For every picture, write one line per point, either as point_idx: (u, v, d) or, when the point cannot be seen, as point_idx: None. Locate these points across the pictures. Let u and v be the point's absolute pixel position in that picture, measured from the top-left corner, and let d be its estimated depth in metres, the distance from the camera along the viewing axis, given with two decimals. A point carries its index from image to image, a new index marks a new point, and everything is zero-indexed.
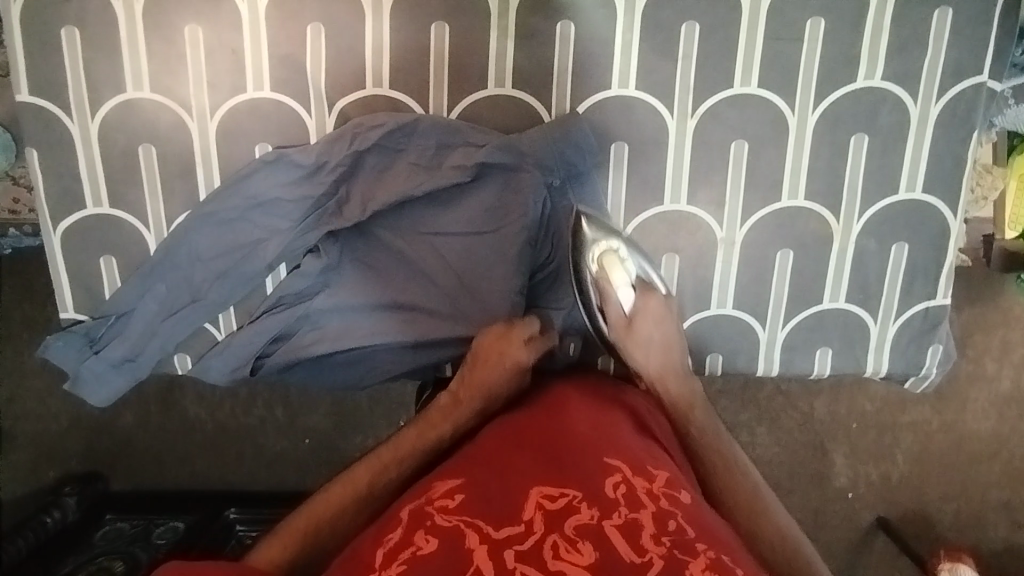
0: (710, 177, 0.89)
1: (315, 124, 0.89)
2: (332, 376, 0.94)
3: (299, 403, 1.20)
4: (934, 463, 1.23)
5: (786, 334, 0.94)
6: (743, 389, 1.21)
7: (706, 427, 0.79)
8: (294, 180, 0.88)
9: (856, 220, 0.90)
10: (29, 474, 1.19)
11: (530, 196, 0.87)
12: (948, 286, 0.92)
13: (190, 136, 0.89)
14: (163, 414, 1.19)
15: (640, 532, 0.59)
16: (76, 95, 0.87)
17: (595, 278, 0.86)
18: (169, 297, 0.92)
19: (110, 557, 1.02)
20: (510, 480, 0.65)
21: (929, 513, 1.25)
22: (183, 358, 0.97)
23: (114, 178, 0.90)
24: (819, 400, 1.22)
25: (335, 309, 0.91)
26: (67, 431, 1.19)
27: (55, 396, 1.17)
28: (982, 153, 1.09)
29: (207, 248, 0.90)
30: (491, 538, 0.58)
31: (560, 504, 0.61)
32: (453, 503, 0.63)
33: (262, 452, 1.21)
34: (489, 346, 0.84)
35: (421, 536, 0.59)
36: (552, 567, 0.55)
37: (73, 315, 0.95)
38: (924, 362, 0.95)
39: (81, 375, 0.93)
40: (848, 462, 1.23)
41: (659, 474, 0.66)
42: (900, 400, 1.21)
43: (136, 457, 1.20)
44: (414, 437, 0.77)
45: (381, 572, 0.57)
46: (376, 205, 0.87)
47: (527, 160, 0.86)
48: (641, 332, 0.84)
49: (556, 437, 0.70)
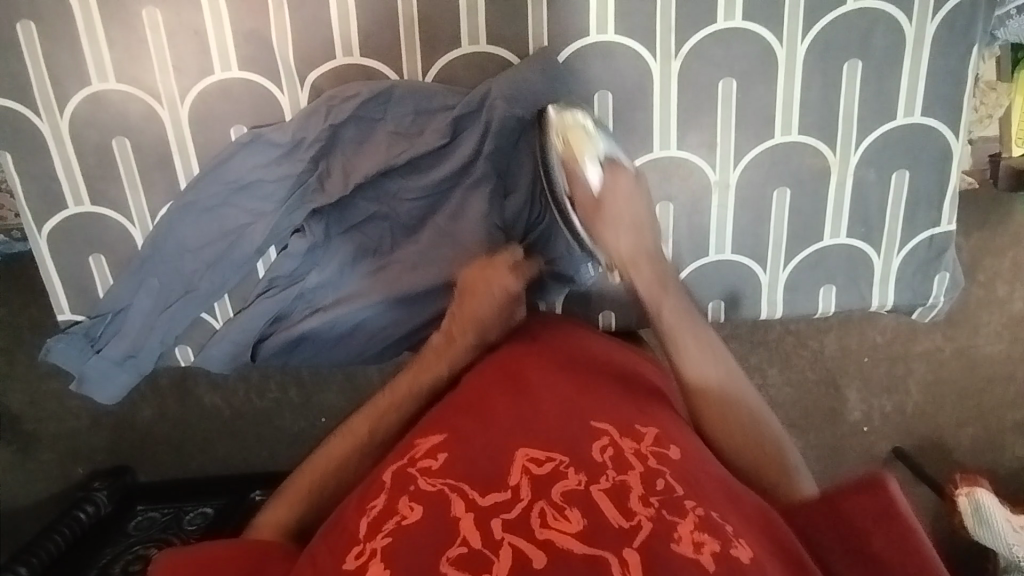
0: (700, 119, 0.86)
1: (288, 100, 0.87)
2: (332, 355, 0.93)
3: (310, 380, 1.20)
4: (947, 387, 1.22)
5: (788, 275, 0.92)
6: (751, 331, 1.19)
7: (676, 316, 0.77)
8: (272, 160, 0.86)
9: (853, 151, 0.87)
10: (54, 473, 1.22)
11: (496, 134, 0.83)
12: (953, 212, 0.89)
13: (163, 125, 0.87)
14: (174, 406, 1.20)
15: (628, 495, 0.60)
16: (42, 93, 0.85)
17: (562, 158, 0.82)
18: (162, 290, 0.91)
19: (145, 545, 1.09)
20: (495, 440, 0.66)
21: (944, 439, 1.25)
22: (184, 350, 0.97)
23: (91, 175, 0.89)
24: (829, 335, 1.20)
25: (330, 283, 0.90)
26: (85, 432, 1.20)
27: (66, 398, 1.18)
28: (985, 68, 1.04)
29: (194, 235, 0.89)
30: (477, 506, 0.59)
31: (547, 468, 0.62)
32: (435, 464, 0.64)
33: (277, 430, 1.22)
34: (474, 277, 0.82)
35: (407, 504, 0.61)
36: (539, 535, 0.56)
37: (71, 316, 0.95)
38: (930, 292, 0.93)
39: (86, 374, 0.93)
40: (860, 393, 1.22)
41: (647, 431, 0.67)
42: (910, 329, 1.20)
43: (158, 448, 1.22)
44: (409, 381, 0.78)
45: (366, 545, 0.58)
46: (358, 176, 0.85)
47: (501, 111, 0.82)
48: (611, 211, 0.80)
49: (539, 393, 0.71)
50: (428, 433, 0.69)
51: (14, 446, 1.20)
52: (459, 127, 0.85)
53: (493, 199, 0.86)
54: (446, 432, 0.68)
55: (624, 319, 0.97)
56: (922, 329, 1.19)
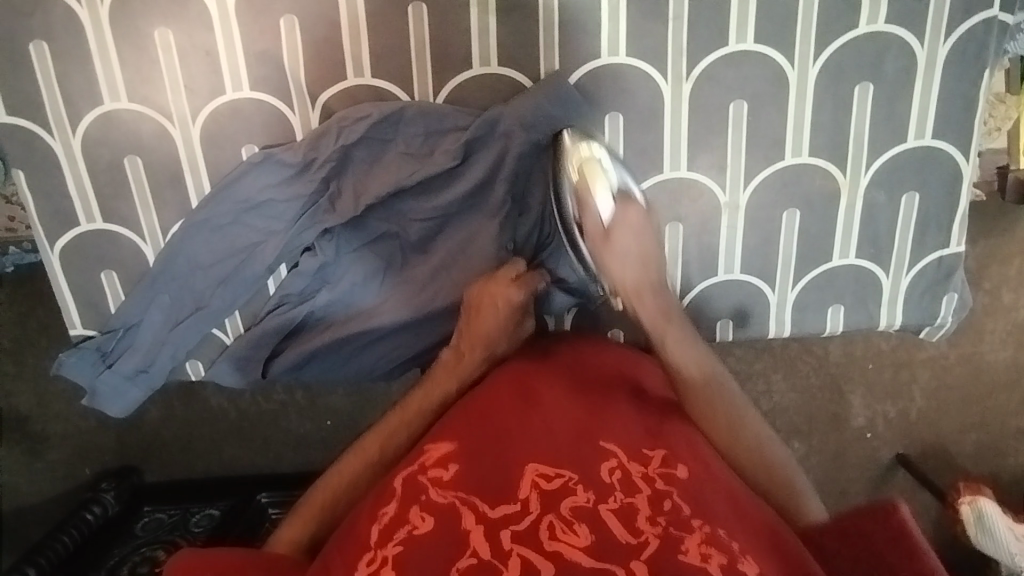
0: (710, 140, 0.86)
1: (300, 120, 0.87)
2: (341, 372, 0.94)
3: (317, 386, 1.21)
4: (951, 398, 1.23)
5: (797, 295, 0.92)
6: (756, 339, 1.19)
7: (679, 345, 0.78)
8: (284, 181, 0.86)
9: (864, 172, 0.87)
10: (66, 480, 1.23)
11: (514, 159, 0.84)
12: (963, 232, 0.89)
13: (175, 144, 0.87)
14: (184, 415, 1.21)
15: (635, 515, 0.61)
16: (54, 111, 0.85)
17: (574, 189, 0.81)
18: (173, 307, 0.92)
19: (152, 546, 1.11)
20: (504, 457, 0.67)
21: (947, 448, 1.25)
22: (195, 364, 0.98)
23: (103, 193, 0.89)
24: (835, 341, 1.21)
25: (340, 301, 0.91)
26: (95, 439, 1.21)
27: (76, 407, 1.19)
28: (994, 82, 1.04)
29: (205, 252, 0.90)
30: (487, 518, 0.61)
31: (557, 484, 0.64)
32: (447, 475, 0.65)
33: (286, 432, 1.23)
34: (484, 291, 0.83)
35: (418, 514, 0.62)
36: (548, 548, 0.58)
37: (83, 330, 0.96)
38: (939, 312, 0.93)
39: (98, 389, 0.94)
40: (864, 399, 1.23)
41: (655, 454, 0.67)
42: (915, 339, 1.20)
43: (165, 451, 1.23)
44: (420, 399, 0.80)
45: (378, 551, 0.59)
46: (369, 197, 0.85)
47: (512, 130, 0.84)
48: (618, 244, 0.78)
49: (549, 410, 0.72)
50: (437, 441, 0.69)
51: (24, 450, 1.21)
52: (469, 147, 0.85)
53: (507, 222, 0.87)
54: (457, 443, 0.68)
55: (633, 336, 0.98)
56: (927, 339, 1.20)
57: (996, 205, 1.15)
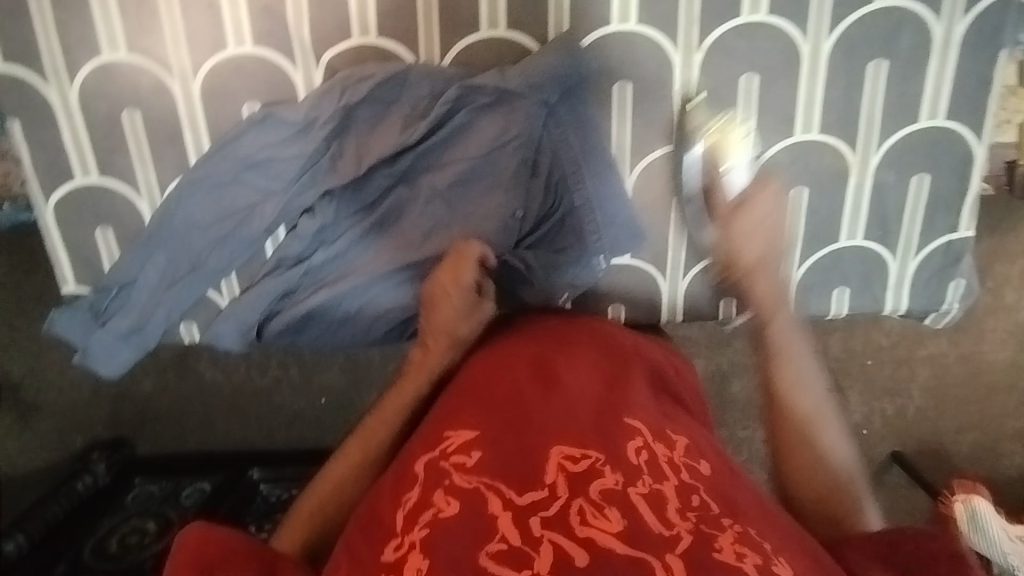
0: (720, 113, 0.85)
1: (302, 79, 0.85)
2: (338, 337, 0.94)
3: (311, 361, 1.18)
4: (950, 394, 1.21)
5: (802, 275, 0.91)
6: (757, 330, 1.16)
7: (784, 330, 0.78)
8: (285, 140, 0.85)
9: (875, 151, 0.85)
10: (54, 447, 1.21)
11: (527, 124, 0.84)
12: (972, 217, 0.88)
13: (174, 99, 0.85)
14: (178, 381, 1.18)
15: (665, 504, 0.60)
16: (52, 61, 0.83)
17: (705, 158, 0.84)
18: (169, 267, 0.91)
19: (142, 517, 1.13)
20: (527, 439, 0.66)
21: (944, 448, 1.24)
22: (189, 326, 0.96)
23: (100, 146, 0.87)
24: (834, 338, 1.19)
25: (340, 257, 0.90)
26: (84, 406, 1.18)
27: (66, 371, 1.17)
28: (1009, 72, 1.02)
29: (202, 211, 0.88)
30: (515, 505, 0.59)
31: (583, 466, 0.63)
32: (469, 461, 0.64)
33: (278, 406, 1.21)
34: (445, 279, 0.81)
35: (443, 498, 0.61)
36: (580, 532, 0.57)
37: (75, 288, 0.94)
38: (944, 298, 0.92)
39: (90, 347, 0.93)
40: (862, 397, 1.21)
41: (679, 440, 0.68)
42: (916, 335, 1.18)
43: (155, 420, 1.20)
44: (396, 402, 0.79)
45: (405, 537, 0.58)
46: (371, 158, 0.84)
47: (523, 92, 0.82)
48: (736, 235, 0.78)
49: (569, 386, 0.72)
50: (457, 427, 0.68)
51: (11, 416, 1.19)
52: (464, 106, 0.84)
53: (518, 188, 0.86)
54: (479, 429, 0.67)
55: (633, 314, 0.94)
56: (928, 334, 1.18)
57: (1004, 200, 1.13)
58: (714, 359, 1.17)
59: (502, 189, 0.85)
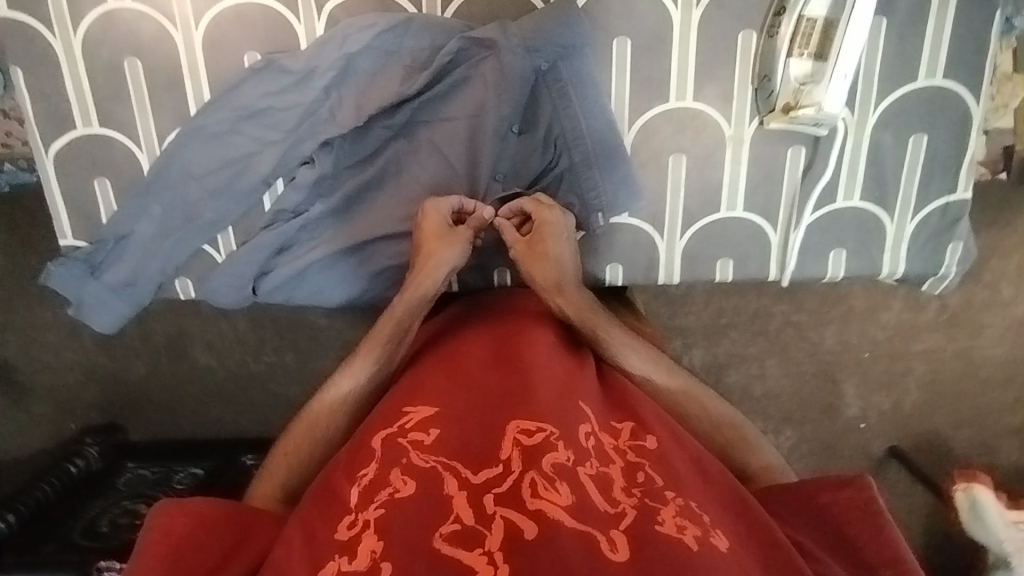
0: (718, 70, 0.85)
1: (304, 30, 0.85)
2: (331, 295, 0.93)
3: (304, 344, 1.16)
4: (945, 386, 1.20)
5: (800, 236, 0.91)
6: (751, 319, 1.16)
7: (610, 331, 0.78)
8: (286, 89, 0.85)
9: (872, 111, 0.86)
10: (42, 427, 1.18)
11: (523, 79, 0.84)
12: (969, 179, 0.89)
13: (176, 48, 0.86)
14: (173, 359, 1.16)
15: (612, 484, 0.57)
16: (57, 9, 0.84)
17: None
18: (165, 218, 0.90)
19: (134, 500, 1.05)
20: (485, 418, 0.62)
21: (942, 443, 1.22)
22: (185, 283, 0.95)
23: (101, 95, 0.87)
24: (829, 328, 1.17)
25: (332, 214, 0.90)
26: (78, 386, 1.17)
27: (56, 344, 1.15)
28: (1002, 61, 1.02)
29: (200, 162, 0.88)
30: (471, 483, 0.56)
31: (538, 440, 0.59)
32: (428, 440, 0.61)
33: (270, 393, 1.18)
34: (428, 234, 0.82)
35: (399, 477, 0.58)
36: (530, 506, 0.53)
37: (73, 242, 0.93)
38: (943, 261, 0.92)
39: (85, 300, 0.93)
40: (857, 389, 1.20)
41: (624, 427, 0.66)
42: (913, 326, 1.17)
43: (147, 402, 1.18)
44: (367, 353, 0.77)
45: (359, 515, 0.56)
46: (371, 109, 0.85)
47: (519, 47, 0.82)
48: (547, 250, 0.81)
49: (529, 362, 0.69)
50: (416, 404, 0.66)
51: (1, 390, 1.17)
52: (465, 60, 0.84)
53: (509, 145, 0.87)
54: (438, 406, 0.65)
55: (630, 274, 0.94)
56: (924, 328, 1.17)
57: (1002, 193, 1.12)
58: (708, 349, 1.17)
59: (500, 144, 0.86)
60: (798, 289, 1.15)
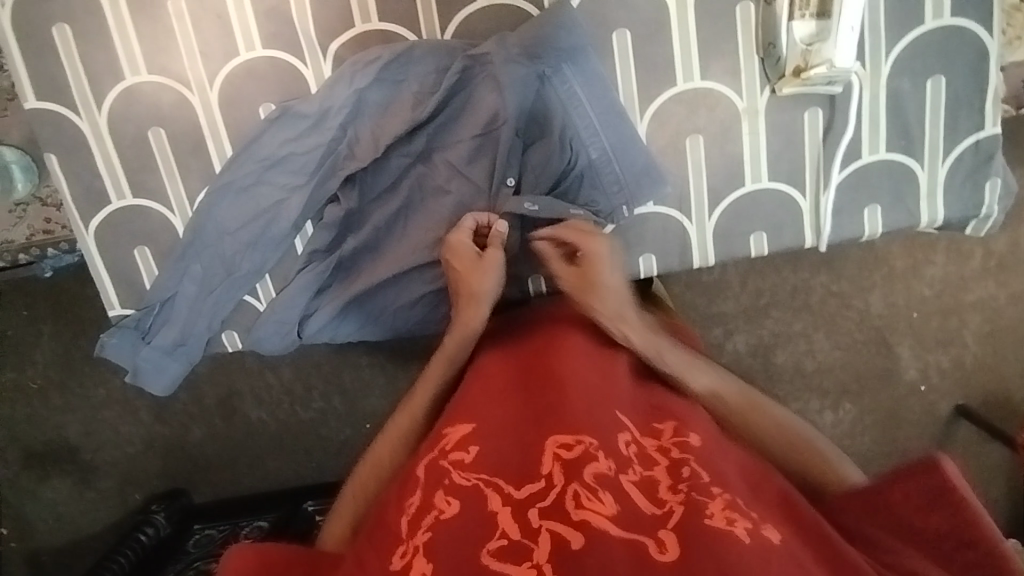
0: (722, 46, 0.86)
1: (313, 74, 0.89)
2: (373, 330, 0.96)
3: (351, 385, 1.18)
4: (1006, 334, 1.15)
5: (830, 198, 0.90)
6: (791, 295, 1.14)
7: (646, 340, 0.76)
8: (303, 132, 0.88)
9: (884, 61, 0.85)
10: (111, 501, 1.20)
11: (527, 89, 0.84)
12: (996, 114, 0.87)
13: (194, 111, 0.89)
14: (227, 417, 1.18)
15: (656, 487, 0.56)
16: (80, 92, 0.87)
17: None
18: (206, 275, 0.93)
19: (205, 561, 1.06)
20: (522, 433, 0.62)
21: (1011, 395, 1.17)
22: (232, 336, 0.98)
23: (131, 167, 0.91)
24: (875, 294, 1.14)
25: (365, 248, 0.92)
26: (140, 456, 1.19)
27: (114, 417, 1.17)
28: None
29: (231, 217, 0.90)
30: (514, 498, 0.55)
31: (577, 452, 0.57)
32: (468, 457, 0.60)
33: (324, 437, 1.20)
34: (461, 269, 0.82)
35: (443, 498, 0.57)
36: (575, 517, 0.51)
37: (121, 310, 0.96)
38: (983, 200, 0.90)
39: (140, 367, 0.95)
40: (913, 350, 1.16)
41: (666, 427, 0.64)
42: (961, 277, 1.13)
43: (208, 464, 1.20)
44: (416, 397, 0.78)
45: (409, 543, 0.54)
46: (387, 138, 0.87)
47: (520, 56, 0.83)
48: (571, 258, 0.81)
49: (562, 370, 0.68)
50: (455, 424, 0.66)
51: (64, 471, 1.19)
52: (471, 78, 0.86)
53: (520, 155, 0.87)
54: (474, 423, 0.65)
55: (665, 263, 0.93)
56: (973, 279, 1.13)
57: None
58: (753, 332, 1.15)
59: (517, 150, 0.87)
60: (835, 257, 1.13)
